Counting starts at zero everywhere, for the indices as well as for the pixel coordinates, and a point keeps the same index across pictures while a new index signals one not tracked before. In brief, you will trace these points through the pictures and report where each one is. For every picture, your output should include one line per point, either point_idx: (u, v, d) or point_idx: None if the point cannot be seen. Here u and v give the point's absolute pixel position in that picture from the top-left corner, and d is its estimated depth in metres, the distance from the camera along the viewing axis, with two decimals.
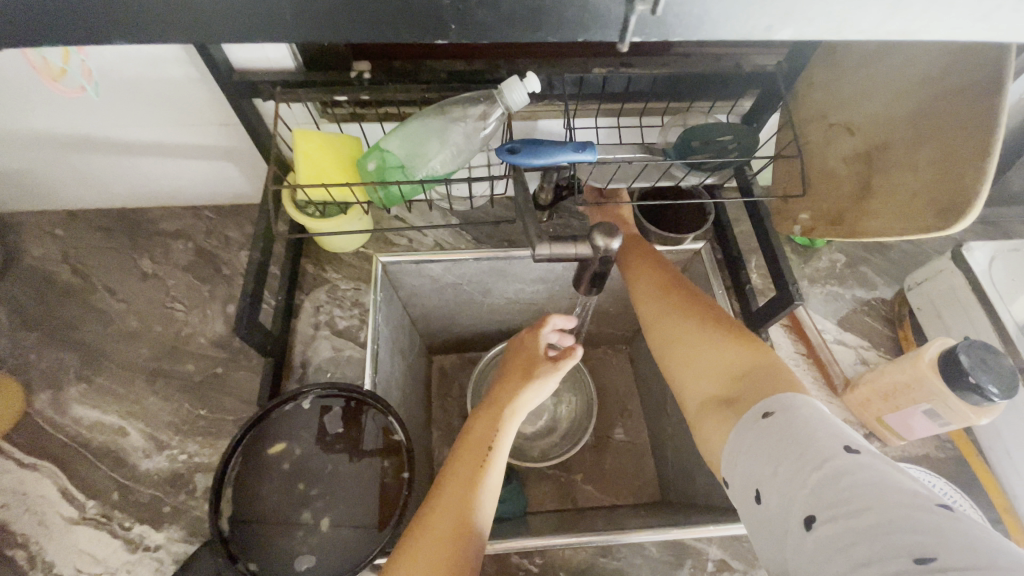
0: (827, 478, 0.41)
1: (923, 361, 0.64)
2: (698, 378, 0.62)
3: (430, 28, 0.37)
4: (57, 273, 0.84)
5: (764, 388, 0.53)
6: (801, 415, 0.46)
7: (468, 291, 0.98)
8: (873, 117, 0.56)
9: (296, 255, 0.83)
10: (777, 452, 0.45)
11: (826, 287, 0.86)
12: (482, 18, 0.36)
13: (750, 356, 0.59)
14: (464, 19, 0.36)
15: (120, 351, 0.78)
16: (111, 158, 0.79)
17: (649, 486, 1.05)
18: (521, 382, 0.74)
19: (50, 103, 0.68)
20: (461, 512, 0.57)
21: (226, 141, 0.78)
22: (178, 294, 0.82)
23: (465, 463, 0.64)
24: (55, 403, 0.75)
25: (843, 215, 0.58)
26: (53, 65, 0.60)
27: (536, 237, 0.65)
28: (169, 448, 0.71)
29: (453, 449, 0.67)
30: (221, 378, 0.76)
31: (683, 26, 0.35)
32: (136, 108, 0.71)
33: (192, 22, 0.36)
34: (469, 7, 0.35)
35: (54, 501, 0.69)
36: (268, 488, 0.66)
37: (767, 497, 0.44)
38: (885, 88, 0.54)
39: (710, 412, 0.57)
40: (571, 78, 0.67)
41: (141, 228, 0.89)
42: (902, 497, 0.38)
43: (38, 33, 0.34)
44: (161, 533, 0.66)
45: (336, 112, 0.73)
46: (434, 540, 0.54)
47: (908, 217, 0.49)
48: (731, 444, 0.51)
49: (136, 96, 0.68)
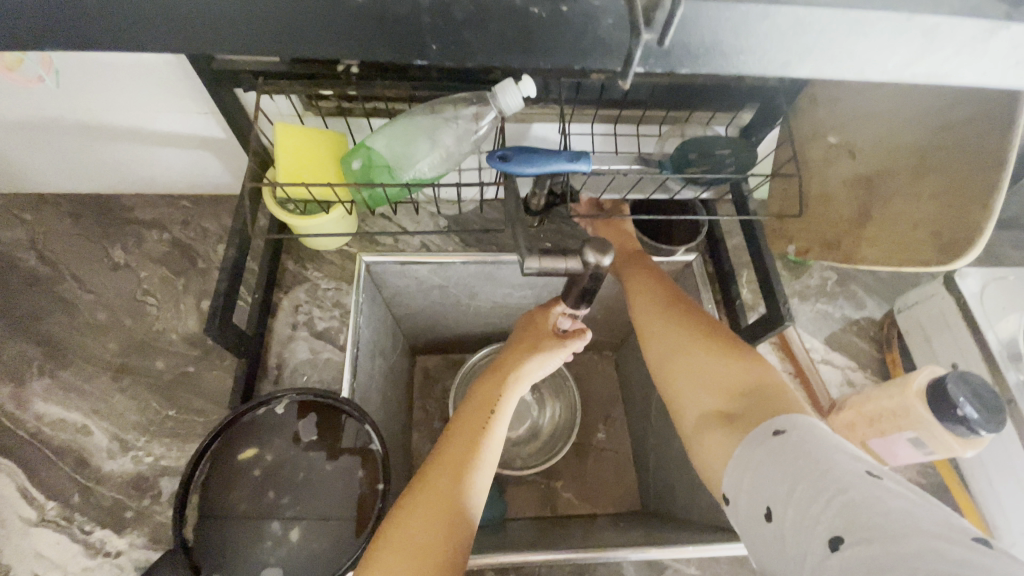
0: (848, 499, 0.40)
1: (911, 389, 0.63)
2: (695, 390, 0.61)
3: (409, 49, 0.34)
4: (23, 260, 0.80)
5: (768, 409, 0.53)
6: (816, 438, 0.46)
7: (454, 293, 0.95)
8: (875, 142, 0.55)
9: (276, 252, 0.80)
10: (792, 471, 0.45)
11: (816, 304, 0.85)
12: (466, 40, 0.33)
13: (751, 373, 0.58)
14: (447, 41, 0.33)
15: (86, 345, 0.75)
16: (80, 142, 0.76)
17: (629, 496, 1.04)
18: (528, 355, 0.75)
19: (12, 84, 0.64)
20: (456, 483, 0.58)
21: (205, 129, 0.74)
22: (150, 287, 0.79)
23: (466, 431, 0.65)
24: (15, 398, 0.72)
25: (838, 239, 0.58)
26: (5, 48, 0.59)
27: (524, 249, 0.63)
28: (135, 449, 0.68)
29: (453, 418, 0.68)
30: (192, 378, 0.73)
31: (693, 59, 0.32)
32: (106, 93, 0.67)
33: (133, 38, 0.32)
34: (454, 29, 0.32)
35: (10, 501, 0.66)
36: (236, 496, 0.64)
37: (787, 517, 0.43)
38: (889, 114, 0.54)
39: (710, 428, 0.56)
40: (567, 82, 0.64)
41: (114, 216, 0.85)
42: (926, 522, 0.37)
43: None
44: (123, 539, 0.64)
45: (321, 105, 0.70)
46: (424, 508, 0.55)
47: (910, 251, 0.50)
48: (740, 462, 0.50)
49: (105, 81, 0.65)
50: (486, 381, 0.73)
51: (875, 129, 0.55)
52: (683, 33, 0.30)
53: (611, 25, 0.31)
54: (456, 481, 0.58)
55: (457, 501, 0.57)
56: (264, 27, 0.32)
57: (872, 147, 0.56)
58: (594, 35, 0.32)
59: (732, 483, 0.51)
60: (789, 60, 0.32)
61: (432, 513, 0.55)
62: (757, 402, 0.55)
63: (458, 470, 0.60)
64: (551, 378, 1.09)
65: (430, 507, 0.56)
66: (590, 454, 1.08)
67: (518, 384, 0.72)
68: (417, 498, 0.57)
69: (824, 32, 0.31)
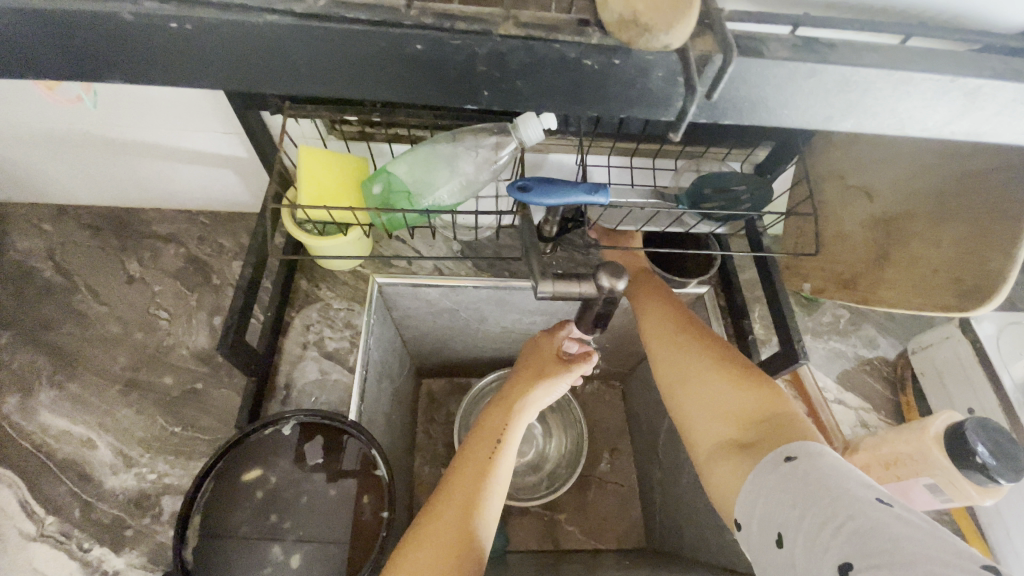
0: (858, 525, 0.39)
1: (929, 434, 0.62)
2: (709, 416, 0.60)
3: (463, 95, 0.36)
4: (40, 270, 0.81)
5: (783, 436, 0.52)
6: (827, 464, 0.45)
7: (464, 317, 0.95)
8: (893, 185, 0.56)
9: (290, 271, 0.81)
10: (803, 497, 0.44)
11: (829, 342, 0.85)
12: (520, 89, 0.35)
13: (765, 400, 0.57)
14: (501, 90, 0.35)
15: (97, 358, 0.75)
16: (105, 157, 0.77)
17: (634, 531, 1.02)
18: (534, 381, 0.74)
19: (46, 101, 0.66)
20: (466, 515, 0.57)
21: (228, 148, 0.76)
22: (164, 301, 0.79)
23: (474, 460, 0.64)
24: (22, 408, 0.71)
25: (856, 279, 0.58)
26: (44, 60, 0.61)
27: (539, 273, 0.63)
28: (138, 466, 0.68)
29: (460, 446, 0.67)
30: (200, 395, 0.72)
31: (735, 110, 0.35)
32: (135, 112, 0.69)
33: (202, 68, 0.34)
34: (508, 80, 0.35)
35: (9, 514, 0.65)
36: (238, 518, 0.63)
37: (796, 543, 0.42)
38: (907, 157, 0.55)
39: (724, 455, 0.55)
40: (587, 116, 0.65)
41: (132, 229, 0.86)
42: (936, 549, 0.35)
43: (69, 63, 0.33)
44: (121, 558, 0.63)
45: (344, 130, 0.71)
46: (431, 543, 0.54)
47: (931, 295, 0.49)
48: (753, 489, 0.49)
49: (135, 100, 0.67)
50: (492, 408, 0.72)
51: (894, 174, 0.56)
52: (730, 87, 0.33)
53: (658, 77, 0.33)
54: (466, 514, 0.57)
55: (467, 534, 0.56)
56: (321, 66, 0.34)
57: (891, 191, 0.56)
58: (640, 87, 0.34)
59: (744, 509, 0.50)
60: (819, 103, 0.34)
61: (442, 546, 0.54)
62: (769, 431, 0.54)
63: (468, 501, 0.59)
64: (557, 407, 1.08)
65: (440, 541, 0.54)
66: (595, 486, 1.06)
67: (525, 410, 0.71)
68: (427, 531, 0.55)
69: (852, 73, 0.33)
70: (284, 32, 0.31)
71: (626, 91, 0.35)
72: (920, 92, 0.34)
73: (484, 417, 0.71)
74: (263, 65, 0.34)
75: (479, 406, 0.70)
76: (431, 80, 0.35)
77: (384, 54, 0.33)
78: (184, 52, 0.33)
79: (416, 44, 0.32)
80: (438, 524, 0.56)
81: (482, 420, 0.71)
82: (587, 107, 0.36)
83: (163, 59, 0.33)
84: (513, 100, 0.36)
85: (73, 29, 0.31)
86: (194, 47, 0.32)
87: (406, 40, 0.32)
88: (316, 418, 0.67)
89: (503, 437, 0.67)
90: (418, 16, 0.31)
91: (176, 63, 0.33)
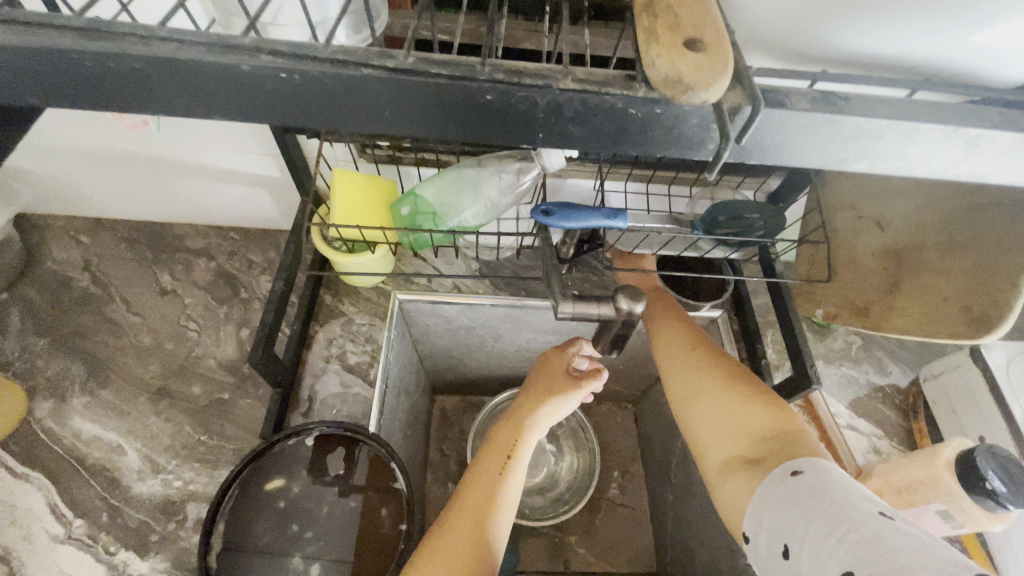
0: (859, 536, 0.40)
1: (940, 460, 0.63)
2: (717, 434, 0.61)
3: (521, 137, 0.38)
4: (78, 281, 0.85)
5: (790, 455, 0.53)
6: (831, 479, 0.47)
7: (480, 335, 0.97)
8: (902, 216, 0.58)
9: (315, 286, 0.84)
10: (807, 509, 0.45)
11: (840, 368, 0.86)
12: (571, 132, 0.38)
13: (774, 419, 0.58)
14: (555, 132, 0.38)
15: (129, 366, 0.78)
16: (149, 174, 0.81)
17: (644, 555, 1.02)
18: (544, 397, 0.75)
19: (100, 119, 0.71)
20: (479, 527, 0.59)
21: (263, 169, 0.80)
22: (194, 313, 0.82)
23: (486, 473, 0.65)
24: (56, 413, 0.74)
25: (866, 307, 0.60)
26: None
27: (560, 294, 0.65)
28: (165, 472, 0.70)
29: (472, 459, 0.68)
30: (226, 404, 0.75)
31: (760, 150, 0.38)
32: (182, 133, 0.73)
33: (293, 110, 0.37)
34: (564, 123, 0.37)
35: (40, 516, 0.67)
36: (261, 526, 0.64)
37: (800, 554, 0.44)
38: (916, 191, 0.57)
39: (733, 473, 0.57)
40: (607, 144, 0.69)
41: (166, 243, 0.89)
42: (934, 554, 0.37)
43: (182, 103, 0.36)
44: (146, 562, 0.64)
45: (375, 153, 0.75)
46: (447, 554, 0.55)
47: (941, 325, 0.51)
48: (761, 503, 0.51)
49: (183, 121, 0.71)
50: (504, 422, 0.74)
51: (906, 207, 0.58)
52: (758, 134, 0.36)
53: (693, 124, 0.36)
54: (479, 526, 0.59)
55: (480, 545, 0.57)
56: (398, 112, 0.37)
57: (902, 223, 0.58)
58: (677, 133, 0.37)
59: (752, 523, 0.51)
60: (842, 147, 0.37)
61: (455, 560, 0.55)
62: (777, 447, 0.55)
63: (480, 513, 0.60)
64: (570, 427, 1.09)
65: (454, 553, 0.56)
66: (606, 508, 1.06)
67: (536, 425, 0.73)
68: (440, 543, 0.57)
69: (865, 122, 0.35)
70: (374, 82, 0.35)
71: (666, 136, 0.37)
72: (928, 139, 0.36)
73: (497, 431, 0.72)
74: (349, 108, 0.37)
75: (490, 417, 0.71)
76: (494, 122, 0.37)
77: (457, 102, 0.36)
78: (284, 96, 0.36)
79: (487, 95, 0.35)
80: (452, 537, 0.57)
81: (494, 435, 0.72)
82: (627, 147, 0.39)
83: (264, 100, 0.36)
84: (564, 143, 0.39)
85: (192, 75, 0.34)
86: (293, 93, 0.35)
87: (479, 90, 0.35)
88: (339, 430, 0.69)
89: (516, 450, 0.69)
90: (491, 72, 0.35)
91: (276, 104, 0.36)
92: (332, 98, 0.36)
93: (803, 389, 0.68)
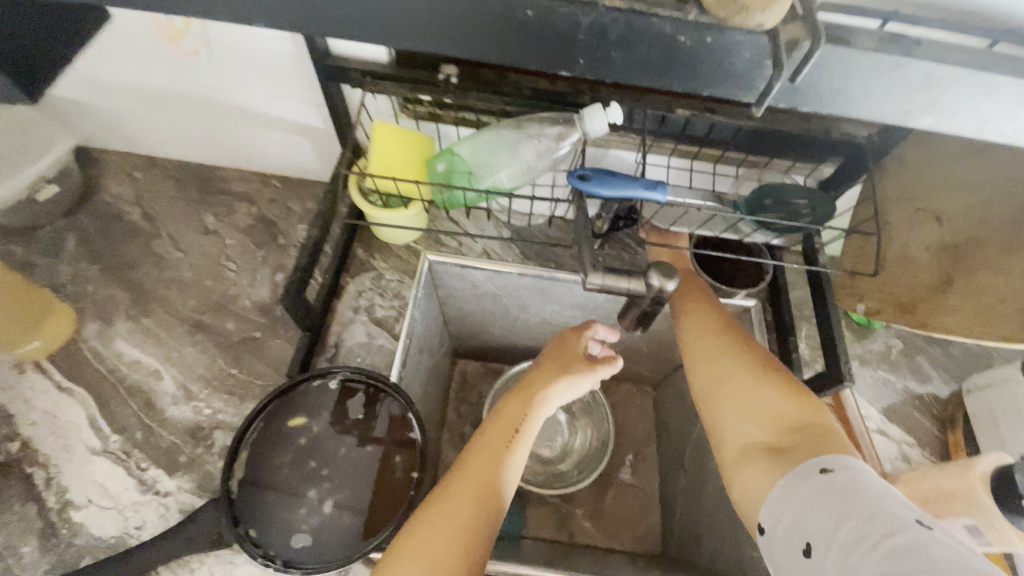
0: (896, 545, 0.39)
1: (975, 473, 0.60)
2: (739, 421, 0.60)
3: (559, 59, 0.38)
4: (129, 214, 0.89)
5: (817, 445, 0.52)
6: (864, 480, 0.45)
7: (506, 303, 0.98)
8: (962, 209, 0.55)
9: (349, 238, 0.85)
10: (836, 509, 0.44)
11: (876, 371, 0.82)
12: (613, 58, 0.38)
13: (801, 409, 0.57)
14: (595, 57, 0.38)
15: (170, 298, 0.82)
16: (200, 116, 0.84)
17: (650, 536, 1.02)
18: (559, 374, 0.75)
19: (159, 56, 0.72)
20: (483, 496, 0.59)
21: (307, 118, 0.81)
22: (233, 254, 0.85)
23: (494, 443, 0.66)
24: (102, 335, 0.78)
25: (910, 304, 0.57)
26: (174, 23, 0.67)
27: (590, 265, 0.64)
28: (196, 400, 0.73)
29: (479, 427, 0.68)
30: (256, 343, 0.78)
31: (817, 97, 0.38)
32: (235, 73, 0.74)
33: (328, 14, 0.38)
34: (607, 47, 0.37)
35: (81, 428, 0.72)
36: (281, 460, 0.67)
37: (826, 555, 0.43)
38: (973, 185, 0.55)
39: (755, 459, 0.55)
40: (653, 114, 0.67)
41: (212, 185, 0.92)
42: (976, 570, 0.36)
43: (225, 7, 0.37)
44: (174, 481, 0.68)
45: (416, 110, 0.75)
46: (453, 521, 0.56)
47: (999, 326, 0.49)
48: (784, 495, 0.49)
49: (236, 61, 0.72)
50: (513, 395, 0.73)
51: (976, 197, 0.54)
52: (816, 76, 0.36)
53: (745, 57, 0.36)
54: (482, 495, 0.59)
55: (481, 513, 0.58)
56: (431, 24, 0.37)
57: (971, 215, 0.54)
58: (728, 65, 0.37)
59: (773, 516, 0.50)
60: (911, 110, 0.38)
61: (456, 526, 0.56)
62: (801, 441, 0.54)
63: (485, 483, 0.60)
64: (587, 404, 1.09)
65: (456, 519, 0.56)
66: (616, 488, 1.06)
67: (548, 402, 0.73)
68: (441, 508, 0.57)
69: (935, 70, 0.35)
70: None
71: (716, 69, 0.37)
72: (1003, 95, 0.36)
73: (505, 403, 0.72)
74: (382, 15, 0.37)
75: (504, 385, 0.71)
76: (531, 39, 0.37)
77: (496, 17, 0.36)
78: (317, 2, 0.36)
79: (527, 10, 0.35)
80: (453, 503, 0.58)
81: (501, 406, 0.72)
82: (674, 81, 0.39)
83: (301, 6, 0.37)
84: (604, 71, 0.39)
85: None
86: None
87: (519, 6, 0.35)
88: (360, 376, 0.71)
89: (525, 424, 0.69)
90: None
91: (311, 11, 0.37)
92: (364, 10, 0.37)
93: (835, 386, 0.65)
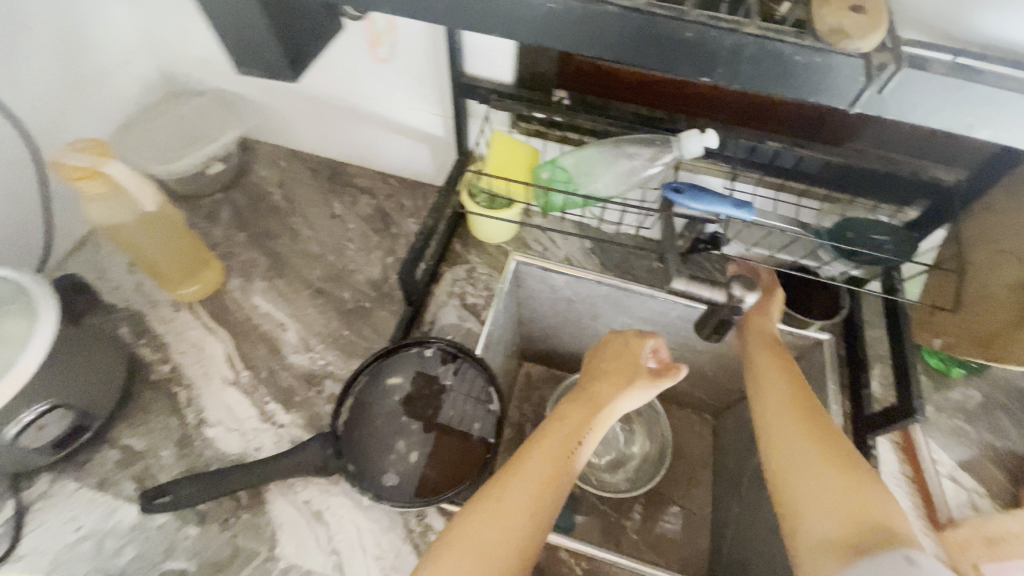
0: None
1: None
2: (805, 493, 0.60)
3: (701, 70, 0.46)
4: (273, 195, 1.05)
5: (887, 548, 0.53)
6: None
7: (581, 311, 1.05)
8: None
9: (451, 232, 0.97)
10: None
11: (951, 419, 0.82)
12: (742, 72, 0.46)
13: (870, 501, 0.58)
14: (729, 71, 0.46)
15: (299, 266, 0.96)
16: (347, 117, 0.99)
17: (696, 559, 1.02)
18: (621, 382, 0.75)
19: (348, 56, 0.87)
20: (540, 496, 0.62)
21: (431, 127, 0.94)
22: (353, 236, 0.99)
23: (551, 443, 0.67)
24: (243, 289, 0.93)
25: (989, 338, 0.61)
26: (378, 28, 0.80)
27: (674, 272, 0.71)
28: (312, 352, 0.86)
29: (539, 423, 0.70)
30: (365, 312, 0.90)
31: (896, 108, 0.44)
32: (404, 75, 0.87)
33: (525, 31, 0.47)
34: (739, 63, 0.45)
35: (220, 362, 0.86)
36: (378, 411, 0.77)
37: None
38: None
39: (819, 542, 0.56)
40: (744, 144, 0.74)
41: (341, 177, 1.08)
42: None
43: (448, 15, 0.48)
44: (288, 415, 0.80)
45: (527, 126, 0.86)
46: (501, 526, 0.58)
47: None
48: None
49: (412, 64, 0.85)
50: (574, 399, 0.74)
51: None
52: (898, 89, 0.43)
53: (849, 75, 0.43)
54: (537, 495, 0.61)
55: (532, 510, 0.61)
56: (603, 41, 0.46)
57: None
58: (833, 81, 0.44)
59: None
60: (975, 123, 0.43)
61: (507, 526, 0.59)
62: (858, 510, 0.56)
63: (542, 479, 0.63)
64: (646, 420, 1.13)
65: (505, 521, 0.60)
66: (668, 507, 1.07)
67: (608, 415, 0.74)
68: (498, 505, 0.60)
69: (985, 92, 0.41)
70: (596, 14, 0.44)
71: (821, 82, 0.44)
72: None
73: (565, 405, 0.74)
74: (566, 33, 0.46)
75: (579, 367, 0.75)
76: (680, 53, 0.45)
77: (658, 36, 0.45)
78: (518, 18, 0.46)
79: (687, 32, 0.44)
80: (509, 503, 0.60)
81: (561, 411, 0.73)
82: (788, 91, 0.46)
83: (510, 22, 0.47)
84: (732, 81, 0.47)
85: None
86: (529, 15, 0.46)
87: (679, 28, 0.44)
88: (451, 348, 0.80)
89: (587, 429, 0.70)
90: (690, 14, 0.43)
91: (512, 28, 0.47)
92: (553, 31, 0.46)
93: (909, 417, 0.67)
